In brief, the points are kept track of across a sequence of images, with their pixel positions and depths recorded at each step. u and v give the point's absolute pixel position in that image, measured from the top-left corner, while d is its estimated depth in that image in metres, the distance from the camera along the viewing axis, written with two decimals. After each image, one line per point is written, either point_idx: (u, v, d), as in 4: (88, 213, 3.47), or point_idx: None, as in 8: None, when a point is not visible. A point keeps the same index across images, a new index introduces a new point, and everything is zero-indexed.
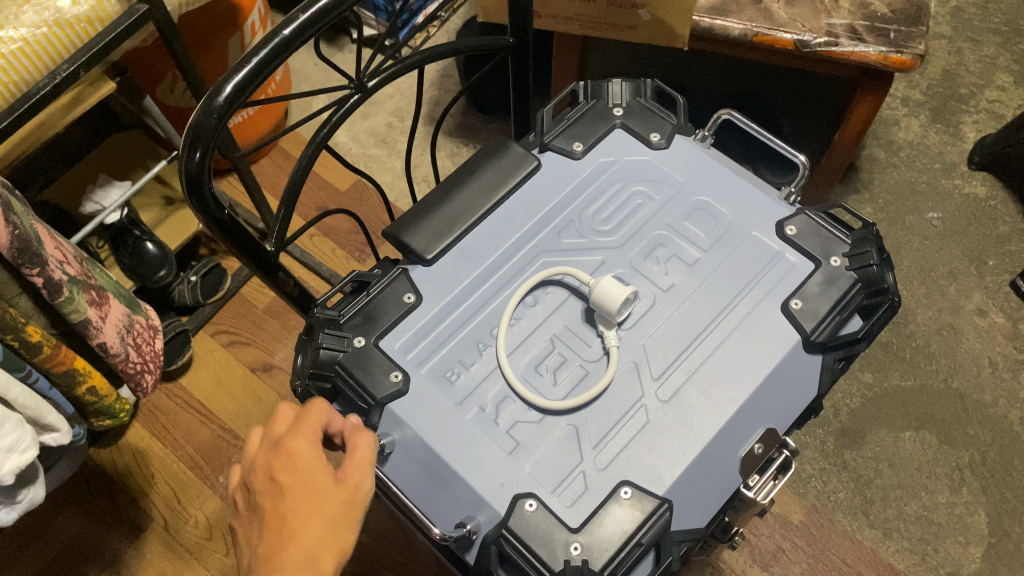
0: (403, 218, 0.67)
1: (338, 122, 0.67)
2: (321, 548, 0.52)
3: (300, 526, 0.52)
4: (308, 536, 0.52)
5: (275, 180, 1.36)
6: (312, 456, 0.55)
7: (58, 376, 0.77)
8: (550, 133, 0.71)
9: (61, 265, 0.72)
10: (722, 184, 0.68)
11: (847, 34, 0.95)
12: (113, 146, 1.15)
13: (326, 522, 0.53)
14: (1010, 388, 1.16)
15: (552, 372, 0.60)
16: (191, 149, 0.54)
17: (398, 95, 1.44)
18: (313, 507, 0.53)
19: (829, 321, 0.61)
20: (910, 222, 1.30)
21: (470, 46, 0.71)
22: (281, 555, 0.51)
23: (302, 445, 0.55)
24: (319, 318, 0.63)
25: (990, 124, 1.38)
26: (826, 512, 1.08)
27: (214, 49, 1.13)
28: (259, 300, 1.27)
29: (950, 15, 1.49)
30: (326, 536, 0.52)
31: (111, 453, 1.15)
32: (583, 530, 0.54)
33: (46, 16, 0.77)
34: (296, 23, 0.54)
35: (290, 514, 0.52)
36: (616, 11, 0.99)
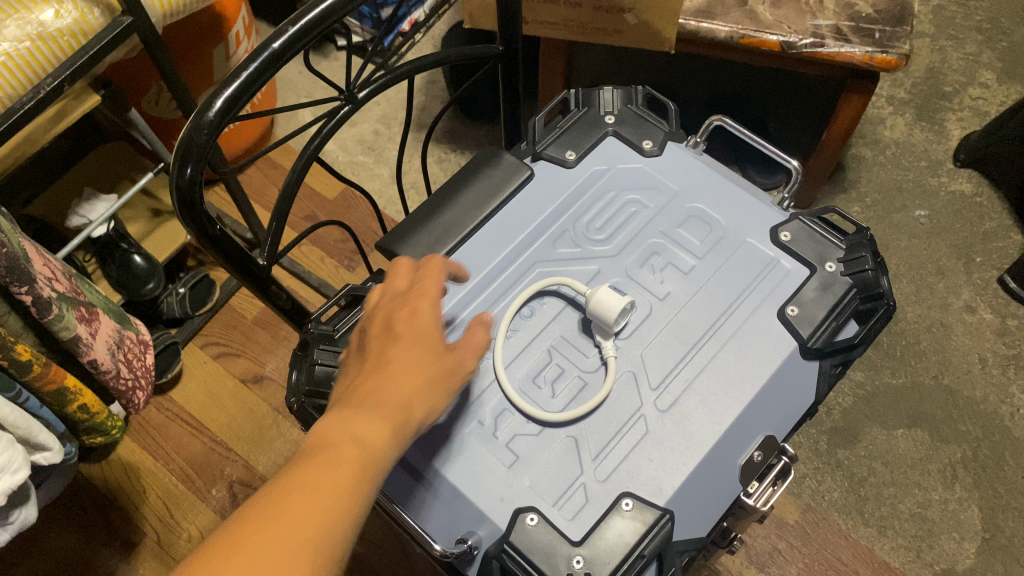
0: (397, 230, 0.67)
1: (329, 134, 0.67)
2: (415, 404, 0.47)
3: (403, 375, 0.47)
4: (406, 389, 0.47)
5: (262, 190, 1.35)
6: (432, 312, 0.50)
7: (49, 394, 0.76)
8: (541, 141, 0.71)
9: (50, 282, 0.71)
10: (716, 191, 0.68)
11: (833, 35, 0.95)
12: (99, 158, 1.13)
13: (428, 382, 0.48)
14: (1000, 384, 1.16)
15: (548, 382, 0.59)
16: (183, 165, 0.53)
17: (384, 101, 1.44)
18: (421, 361, 0.48)
19: (825, 327, 0.61)
20: (898, 220, 1.30)
21: (462, 54, 0.70)
22: (371, 398, 0.46)
23: (421, 302, 0.51)
24: (313, 333, 0.62)
25: (975, 122, 1.38)
26: (821, 511, 1.08)
27: (199, 59, 1.12)
28: (248, 311, 1.26)
29: (932, 13, 1.50)
30: (421, 396, 0.47)
31: (102, 468, 1.14)
32: (584, 543, 0.54)
33: (29, 30, 0.77)
34: (285, 36, 0.53)
35: (395, 359, 0.48)
36: (603, 15, 0.99)
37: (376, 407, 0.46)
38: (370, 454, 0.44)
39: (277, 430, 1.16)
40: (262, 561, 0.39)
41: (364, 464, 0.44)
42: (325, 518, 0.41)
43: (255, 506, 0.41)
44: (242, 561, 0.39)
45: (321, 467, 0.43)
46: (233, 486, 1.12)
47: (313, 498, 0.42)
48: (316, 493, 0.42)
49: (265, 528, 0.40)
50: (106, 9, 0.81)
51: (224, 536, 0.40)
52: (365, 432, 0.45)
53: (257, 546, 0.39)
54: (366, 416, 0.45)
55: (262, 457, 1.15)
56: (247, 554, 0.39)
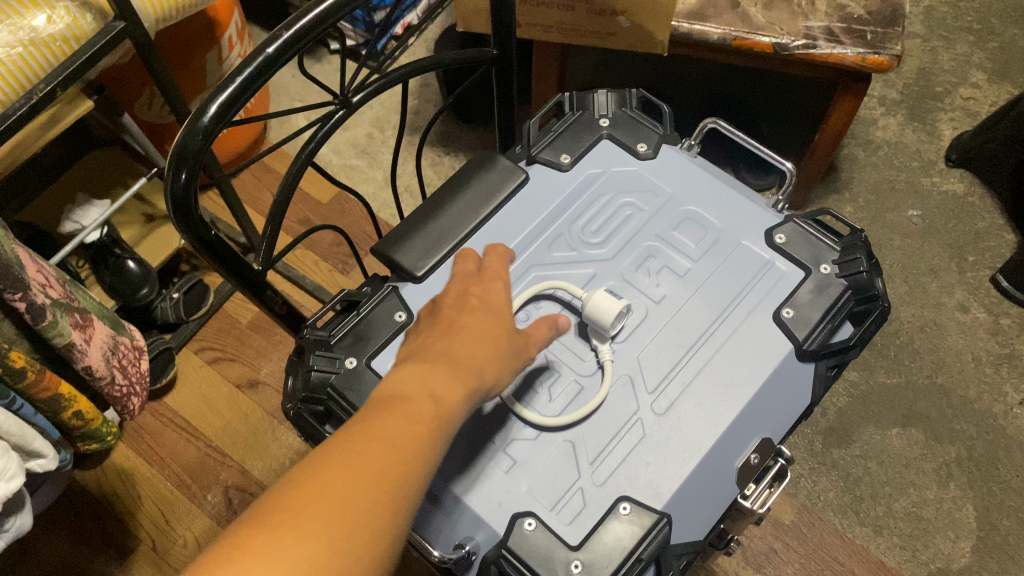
0: (392, 234, 0.67)
1: (324, 138, 0.67)
2: (486, 369, 0.50)
3: (476, 342, 0.51)
4: (478, 355, 0.50)
5: (256, 194, 1.34)
6: (502, 293, 0.56)
7: (43, 401, 0.75)
8: (536, 145, 0.71)
9: (45, 289, 0.70)
10: (710, 194, 0.68)
11: (825, 36, 0.95)
12: (92, 163, 1.13)
13: (497, 350, 0.51)
14: (993, 383, 1.17)
15: (548, 393, 0.59)
16: (177, 171, 0.53)
17: (378, 105, 1.44)
18: (492, 332, 0.52)
19: (821, 329, 0.61)
20: (891, 220, 1.31)
21: (455, 58, 0.70)
22: (448, 356, 0.50)
23: (491, 283, 0.57)
24: (309, 338, 0.62)
25: (966, 122, 1.39)
26: (816, 511, 1.09)
27: (191, 64, 1.12)
28: (243, 315, 1.26)
29: (923, 14, 1.51)
30: (490, 362, 0.51)
31: (97, 474, 1.13)
32: (582, 547, 0.54)
33: (20, 36, 0.77)
34: (279, 41, 0.53)
35: (470, 325, 0.52)
36: (596, 18, 0.99)
37: (451, 366, 0.49)
38: (444, 406, 0.46)
39: (273, 435, 1.16)
40: (338, 495, 0.40)
41: (438, 415, 0.46)
42: (399, 460, 0.42)
43: (333, 447, 0.42)
44: (320, 493, 0.39)
45: (396, 415, 0.44)
46: (228, 491, 1.12)
47: (389, 442, 0.43)
48: (390, 437, 0.43)
49: (343, 465, 0.41)
50: (98, 15, 0.81)
51: (302, 472, 0.41)
52: (439, 388, 0.47)
53: (334, 481, 0.40)
54: (443, 374, 0.48)
55: (257, 462, 1.14)
56: (326, 488, 0.40)
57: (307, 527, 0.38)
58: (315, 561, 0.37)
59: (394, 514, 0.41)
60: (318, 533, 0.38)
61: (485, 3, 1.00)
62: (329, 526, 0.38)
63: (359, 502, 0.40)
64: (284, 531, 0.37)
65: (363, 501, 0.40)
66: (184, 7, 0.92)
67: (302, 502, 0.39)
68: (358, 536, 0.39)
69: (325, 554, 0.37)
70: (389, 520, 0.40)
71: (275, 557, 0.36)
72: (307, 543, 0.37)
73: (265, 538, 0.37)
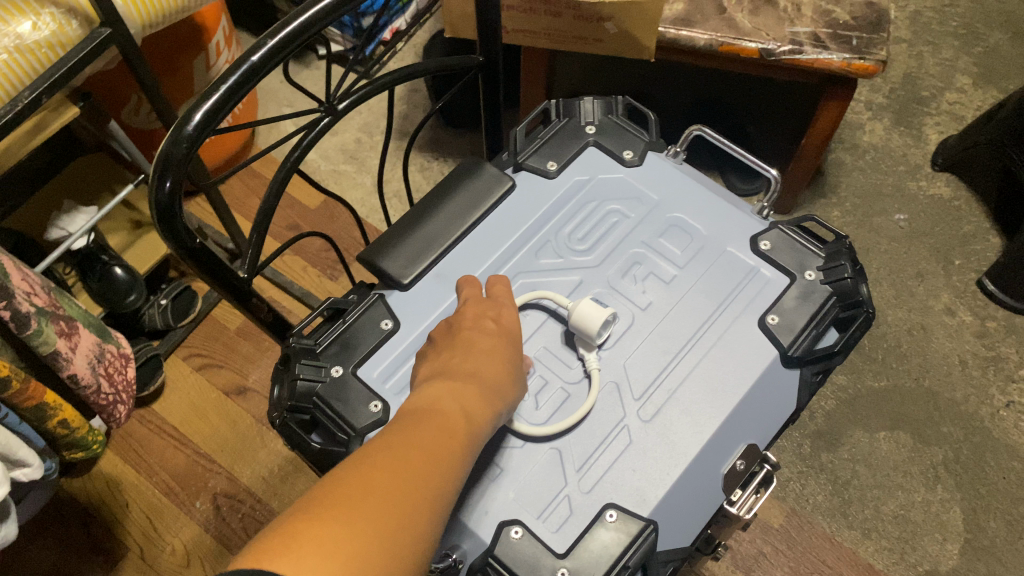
0: (378, 242, 0.66)
1: (309, 145, 0.67)
2: (504, 391, 0.54)
3: (494, 366, 0.54)
4: (496, 378, 0.54)
5: (244, 200, 1.34)
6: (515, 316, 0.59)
7: (27, 410, 0.75)
8: (523, 152, 0.71)
9: (29, 297, 0.70)
10: (696, 201, 0.68)
11: (810, 42, 0.96)
12: (78, 169, 1.13)
13: (513, 374, 0.55)
14: (979, 385, 1.18)
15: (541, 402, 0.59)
16: (161, 180, 0.53)
17: (366, 110, 1.44)
18: (508, 357, 0.56)
19: (806, 334, 0.62)
20: (878, 224, 1.31)
21: (440, 65, 0.70)
22: (468, 378, 0.53)
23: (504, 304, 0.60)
24: (295, 347, 0.61)
25: (952, 126, 1.40)
26: (805, 514, 1.09)
27: (179, 70, 1.12)
28: (231, 322, 1.26)
29: (909, 19, 1.52)
30: (506, 385, 0.54)
31: (84, 482, 1.13)
32: (569, 555, 0.54)
33: (6, 42, 0.76)
34: (264, 50, 0.53)
35: (488, 347, 0.56)
36: (583, 25, 0.98)
37: (471, 387, 0.52)
38: (468, 424, 0.49)
39: (261, 441, 1.16)
40: (382, 496, 0.41)
41: (463, 433, 0.49)
42: (434, 470, 0.45)
43: (370, 456, 0.44)
44: (367, 493, 0.41)
45: (425, 431, 0.47)
46: (217, 498, 1.12)
47: (422, 453, 0.45)
48: (423, 449, 0.45)
49: (384, 470, 0.43)
50: (85, 21, 0.81)
51: (346, 475, 0.42)
52: (462, 409, 0.50)
53: (377, 483, 0.42)
54: (463, 396, 0.51)
55: (246, 469, 1.14)
56: (371, 489, 0.41)
57: (358, 522, 0.39)
58: (367, 553, 0.38)
59: (430, 519, 0.43)
60: (367, 528, 0.39)
61: (472, 9, 1.00)
62: (377, 523, 0.40)
63: (402, 503, 0.42)
64: (336, 524, 0.39)
65: (405, 505, 0.42)
66: (171, 13, 0.92)
67: (350, 500, 0.40)
68: (402, 535, 0.40)
69: (374, 548, 0.39)
70: (427, 523, 0.42)
71: (330, 547, 0.38)
72: (359, 537, 0.39)
73: (319, 529, 0.38)
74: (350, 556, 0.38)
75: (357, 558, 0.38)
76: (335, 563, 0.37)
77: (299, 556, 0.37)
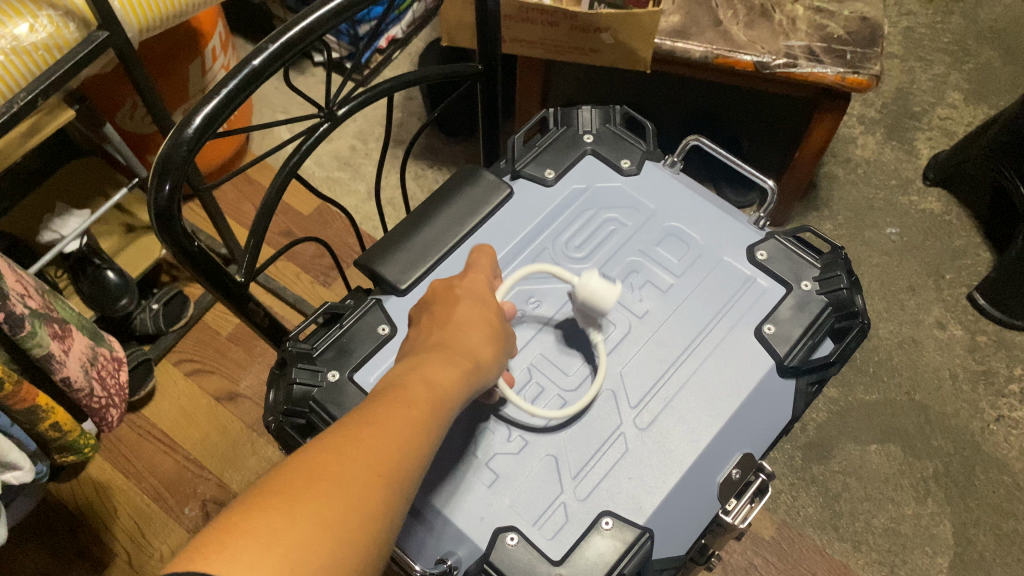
0: (376, 247, 0.66)
1: (308, 151, 0.66)
2: (479, 359, 0.52)
3: (468, 341, 0.52)
4: (472, 352, 0.52)
5: (238, 206, 1.34)
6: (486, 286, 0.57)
7: (19, 413, 0.74)
8: (521, 159, 0.71)
9: (23, 299, 0.69)
10: (693, 209, 0.69)
11: (805, 56, 0.97)
12: (72, 172, 1.12)
13: (489, 347, 0.53)
14: (970, 399, 1.18)
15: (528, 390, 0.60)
16: (161, 182, 0.52)
17: (360, 117, 1.44)
18: (482, 332, 0.54)
19: (801, 345, 0.62)
20: (870, 238, 1.32)
21: (439, 73, 0.70)
22: (438, 352, 0.51)
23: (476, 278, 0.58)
24: (291, 351, 0.61)
25: (943, 141, 1.41)
26: (796, 526, 1.09)
27: (175, 74, 1.11)
28: (222, 327, 1.26)
29: (901, 35, 1.53)
30: (483, 357, 0.52)
31: (72, 487, 1.12)
32: (564, 562, 0.54)
33: (3, 45, 0.76)
34: (265, 54, 0.53)
35: (462, 322, 0.54)
36: (580, 35, 0.99)
37: (443, 361, 0.50)
38: (437, 396, 0.47)
39: (251, 448, 1.15)
40: (337, 486, 0.40)
41: (431, 404, 0.47)
42: (396, 454, 0.43)
43: (330, 439, 0.43)
44: (320, 482, 0.39)
45: (390, 410, 0.45)
46: (206, 504, 1.11)
47: (385, 435, 0.43)
48: (386, 431, 0.43)
49: (342, 456, 0.41)
50: (82, 24, 0.81)
51: (302, 461, 0.41)
52: (434, 382, 0.48)
53: (332, 472, 0.40)
54: (435, 369, 0.49)
55: (235, 475, 1.13)
56: (326, 478, 0.40)
57: (308, 514, 0.38)
58: (315, 546, 0.37)
59: (389, 506, 0.41)
60: (316, 521, 0.38)
61: (469, 18, 1.00)
62: (327, 514, 0.38)
63: (359, 492, 0.40)
64: (285, 516, 0.37)
65: (362, 494, 0.40)
66: (169, 18, 0.92)
67: (303, 490, 0.39)
68: (356, 525, 0.39)
69: (324, 540, 0.37)
70: (385, 513, 0.41)
71: (274, 542, 0.36)
72: (308, 529, 0.37)
73: (265, 525, 0.37)
74: (297, 550, 0.36)
75: (306, 552, 0.37)
76: (279, 560, 0.36)
77: (240, 553, 0.35)
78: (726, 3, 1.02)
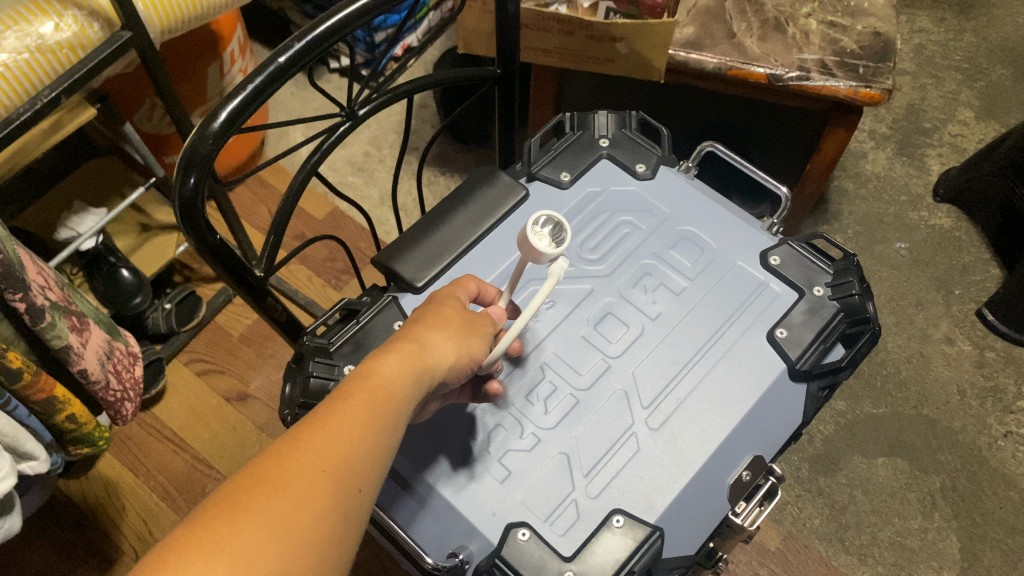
0: (392, 245, 0.67)
1: (328, 150, 0.67)
2: (435, 346, 0.50)
3: (421, 332, 0.50)
4: (426, 341, 0.49)
5: (251, 209, 1.35)
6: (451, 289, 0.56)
7: (37, 404, 0.75)
8: (537, 162, 0.72)
9: (43, 291, 0.70)
10: (706, 215, 0.70)
11: (818, 69, 0.97)
12: (90, 172, 1.13)
13: (447, 336, 0.51)
14: (977, 414, 1.18)
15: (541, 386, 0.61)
16: (185, 175, 0.53)
17: (374, 124, 1.45)
18: (435, 323, 0.51)
19: (813, 349, 0.62)
20: (879, 252, 1.33)
21: (458, 75, 0.71)
22: (394, 342, 0.49)
23: (444, 286, 0.56)
24: (309, 345, 0.62)
25: (954, 157, 1.42)
26: (801, 538, 1.09)
27: (193, 76, 1.13)
28: (234, 328, 1.27)
29: (913, 52, 1.54)
30: (446, 345, 0.50)
31: (81, 484, 1.12)
32: (575, 558, 0.54)
33: (27, 42, 0.77)
34: (290, 52, 0.55)
35: (419, 317, 0.52)
36: (595, 44, 1.00)
37: (394, 352, 0.48)
38: (389, 386, 0.45)
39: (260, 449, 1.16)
40: (283, 491, 0.39)
41: (384, 394, 0.45)
42: (345, 452, 0.41)
43: (279, 441, 0.41)
44: (266, 488, 0.38)
45: (337, 405, 0.43)
46: None
47: (333, 432, 0.42)
48: (335, 427, 0.42)
49: (289, 458, 0.40)
50: (105, 24, 0.81)
51: (250, 467, 0.40)
52: (385, 371, 0.46)
53: (279, 477, 0.39)
54: (384, 359, 0.47)
55: None
56: (273, 483, 0.39)
57: (252, 523, 0.37)
58: (261, 556, 0.36)
59: (339, 502, 0.40)
60: (261, 528, 0.37)
61: (486, 25, 1.02)
62: (272, 520, 0.37)
63: (308, 494, 0.39)
64: (228, 528, 0.36)
65: (309, 496, 0.39)
66: (191, 21, 0.93)
67: (249, 498, 0.38)
68: (306, 530, 0.38)
69: (270, 548, 0.37)
70: (338, 511, 0.40)
71: (217, 556, 0.35)
72: (249, 538, 0.36)
73: (208, 538, 0.36)
74: (241, 561, 0.36)
75: (252, 563, 0.36)
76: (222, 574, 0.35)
77: (182, 570, 0.34)
78: (739, 16, 1.03)
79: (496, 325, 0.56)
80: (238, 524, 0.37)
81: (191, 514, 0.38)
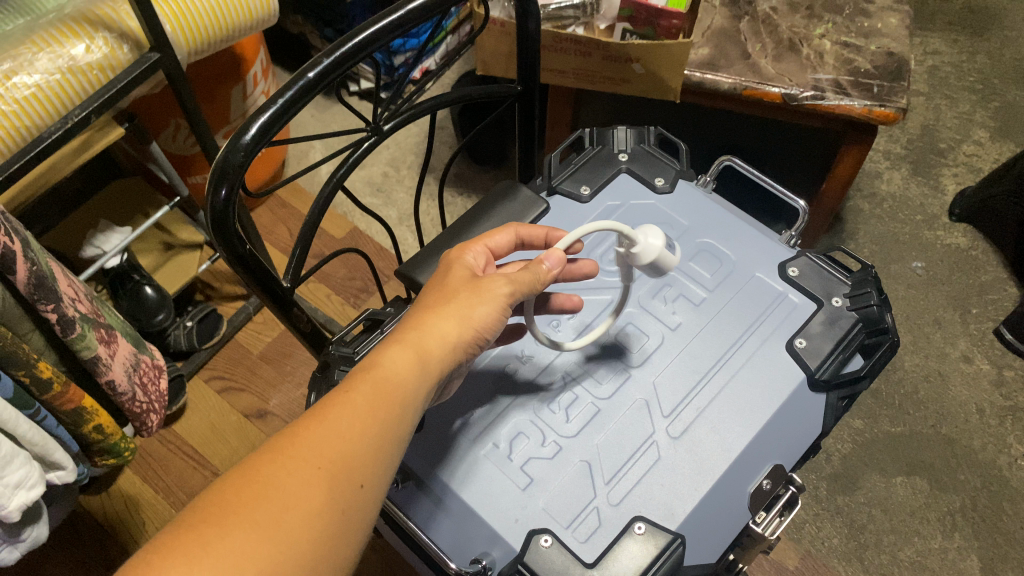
0: (416, 258, 0.69)
1: (353, 165, 0.68)
2: (441, 335, 0.49)
3: (422, 319, 0.50)
4: (428, 329, 0.49)
5: (272, 228, 1.37)
6: (464, 265, 0.55)
7: (65, 414, 0.76)
8: (557, 176, 0.73)
9: (74, 302, 0.72)
10: (725, 228, 0.71)
11: (833, 89, 0.98)
12: (114, 193, 1.15)
13: (453, 317, 0.50)
14: (997, 434, 1.18)
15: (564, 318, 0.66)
16: (217, 187, 0.54)
17: (393, 145, 1.47)
18: (437, 306, 0.51)
19: (832, 359, 0.63)
20: (894, 271, 1.33)
21: (481, 92, 0.73)
22: (403, 333, 0.49)
23: (456, 255, 0.56)
24: (334, 354, 0.64)
25: (969, 177, 1.42)
26: (820, 557, 1.08)
27: (217, 97, 1.15)
28: (254, 346, 1.28)
29: (927, 73, 1.55)
30: (449, 330, 0.50)
31: (102, 500, 1.13)
32: (596, 565, 0.55)
33: (59, 63, 0.78)
34: (320, 67, 0.56)
35: (428, 304, 0.52)
36: (612, 65, 1.02)
37: (396, 344, 0.48)
38: (392, 380, 0.46)
39: None
40: (274, 491, 0.39)
41: (384, 390, 0.45)
42: (343, 448, 0.42)
43: (277, 437, 0.42)
44: (259, 488, 0.39)
45: (337, 398, 0.44)
46: None
47: (329, 427, 0.43)
48: (331, 422, 0.43)
49: (283, 457, 0.41)
50: (135, 46, 0.83)
51: (243, 465, 0.41)
52: (388, 367, 0.46)
53: (272, 476, 0.40)
54: (387, 353, 0.47)
55: None
56: (264, 484, 0.40)
57: (243, 523, 0.38)
58: (250, 555, 0.37)
59: (336, 501, 0.41)
60: (252, 528, 0.38)
61: (504, 47, 1.03)
62: (261, 520, 0.38)
63: (300, 493, 0.40)
64: (216, 529, 0.37)
65: (303, 494, 0.40)
66: (217, 41, 0.95)
67: (238, 498, 0.39)
68: (297, 527, 0.39)
69: (261, 547, 0.38)
70: (337, 508, 0.41)
71: (204, 556, 0.36)
72: (239, 538, 0.37)
73: (194, 540, 0.37)
74: (228, 561, 0.37)
75: (240, 563, 0.37)
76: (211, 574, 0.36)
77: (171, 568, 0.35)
78: (754, 37, 1.05)
79: (547, 276, 0.55)
80: (227, 525, 0.38)
81: (182, 513, 0.39)
